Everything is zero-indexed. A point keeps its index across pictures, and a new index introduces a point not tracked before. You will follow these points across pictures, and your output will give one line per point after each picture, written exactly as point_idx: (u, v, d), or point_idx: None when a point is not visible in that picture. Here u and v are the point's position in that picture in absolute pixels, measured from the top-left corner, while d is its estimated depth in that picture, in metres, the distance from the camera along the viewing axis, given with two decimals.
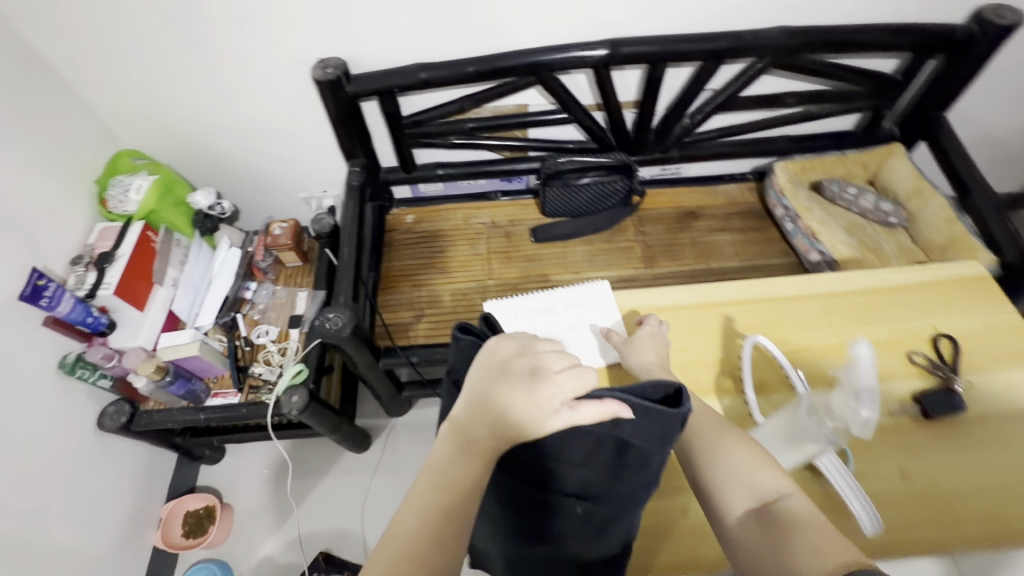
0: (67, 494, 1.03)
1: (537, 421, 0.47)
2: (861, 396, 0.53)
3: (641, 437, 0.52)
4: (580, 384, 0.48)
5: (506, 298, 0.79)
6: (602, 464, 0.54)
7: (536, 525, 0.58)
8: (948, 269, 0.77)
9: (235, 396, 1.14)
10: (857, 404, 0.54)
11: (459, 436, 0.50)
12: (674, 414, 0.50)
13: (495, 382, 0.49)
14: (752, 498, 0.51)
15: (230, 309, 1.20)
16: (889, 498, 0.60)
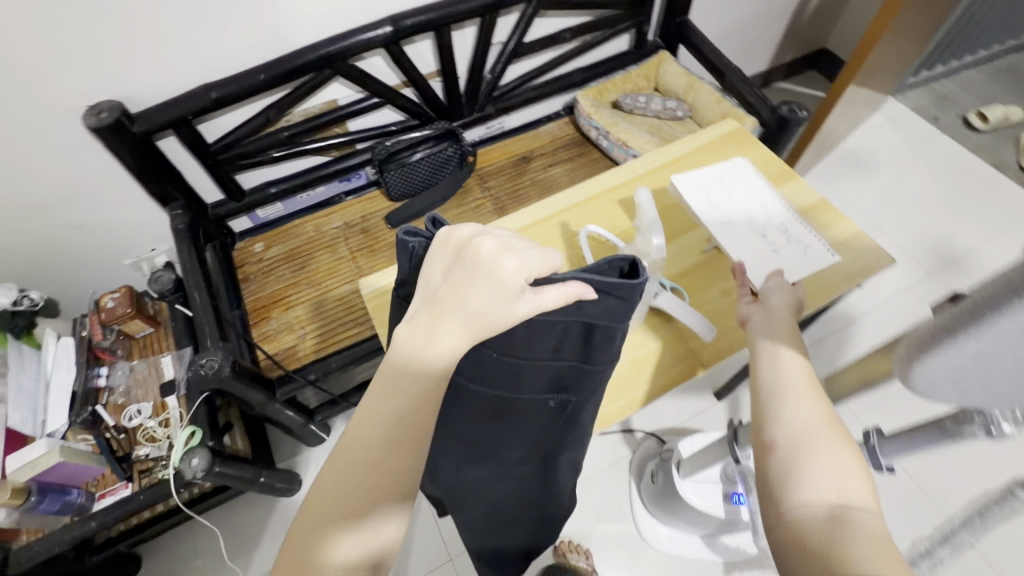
0: None
1: (501, 306, 0.48)
2: (652, 227, 0.68)
3: (602, 314, 0.53)
4: (546, 263, 0.50)
5: (707, 174, 0.84)
6: (568, 350, 0.56)
7: (495, 435, 0.61)
8: (714, 130, 0.95)
9: (127, 487, 1.03)
10: (651, 235, 0.69)
11: (414, 339, 0.49)
12: (632, 283, 0.51)
13: (455, 267, 0.50)
14: (835, 494, 0.43)
15: (85, 404, 1.07)
16: (718, 314, 0.75)
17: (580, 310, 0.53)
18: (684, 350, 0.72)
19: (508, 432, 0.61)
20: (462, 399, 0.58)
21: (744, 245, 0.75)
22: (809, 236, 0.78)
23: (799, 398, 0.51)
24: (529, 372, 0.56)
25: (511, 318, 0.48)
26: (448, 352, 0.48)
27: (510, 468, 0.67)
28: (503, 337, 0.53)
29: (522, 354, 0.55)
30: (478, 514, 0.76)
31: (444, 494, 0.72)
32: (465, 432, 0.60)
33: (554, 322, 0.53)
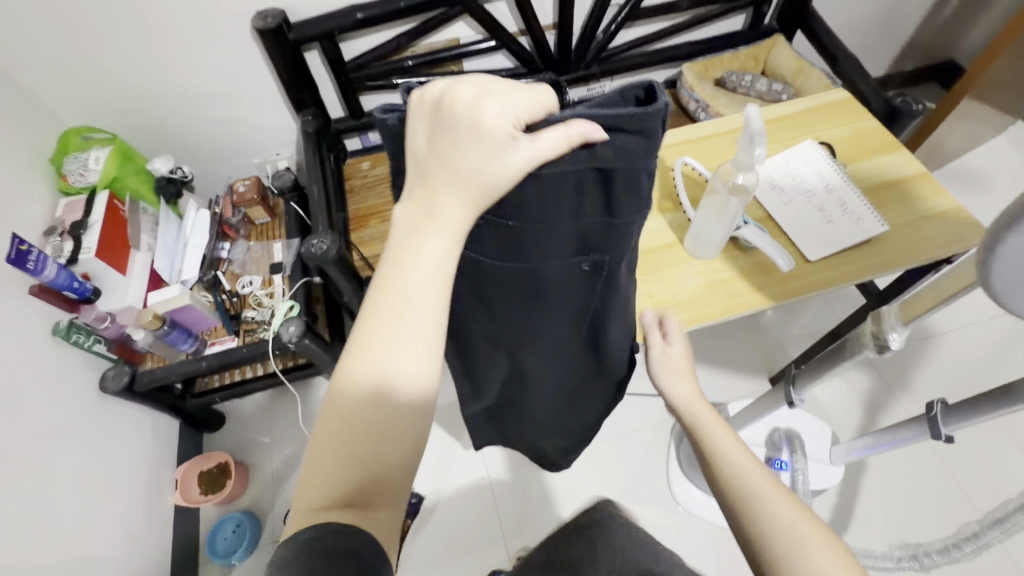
0: (83, 456, 1.06)
1: (494, 164, 0.42)
2: (754, 138, 0.62)
3: (621, 156, 0.42)
4: (535, 104, 0.42)
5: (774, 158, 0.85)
6: (593, 206, 0.46)
7: (527, 312, 0.58)
8: (824, 97, 0.96)
9: (232, 340, 1.20)
10: (752, 146, 0.63)
11: (418, 214, 0.46)
12: (641, 116, 0.40)
13: (436, 129, 0.43)
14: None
15: (210, 268, 1.24)
16: (800, 254, 0.77)
17: (593, 156, 0.42)
18: (756, 281, 0.76)
19: (546, 308, 0.58)
20: (475, 275, 0.53)
21: (803, 223, 0.79)
22: (862, 204, 0.79)
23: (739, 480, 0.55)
24: (548, 242, 0.48)
25: (509, 174, 0.41)
26: (454, 225, 0.45)
27: (564, 342, 0.66)
28: (511, 200, 0.45)
29: (535, 221, 0.46)
30: (549, 393, 0.80)
31: (511, 379, 0.77)
32: (498, 311, 0.58)
33: (568, 175, 0.43)
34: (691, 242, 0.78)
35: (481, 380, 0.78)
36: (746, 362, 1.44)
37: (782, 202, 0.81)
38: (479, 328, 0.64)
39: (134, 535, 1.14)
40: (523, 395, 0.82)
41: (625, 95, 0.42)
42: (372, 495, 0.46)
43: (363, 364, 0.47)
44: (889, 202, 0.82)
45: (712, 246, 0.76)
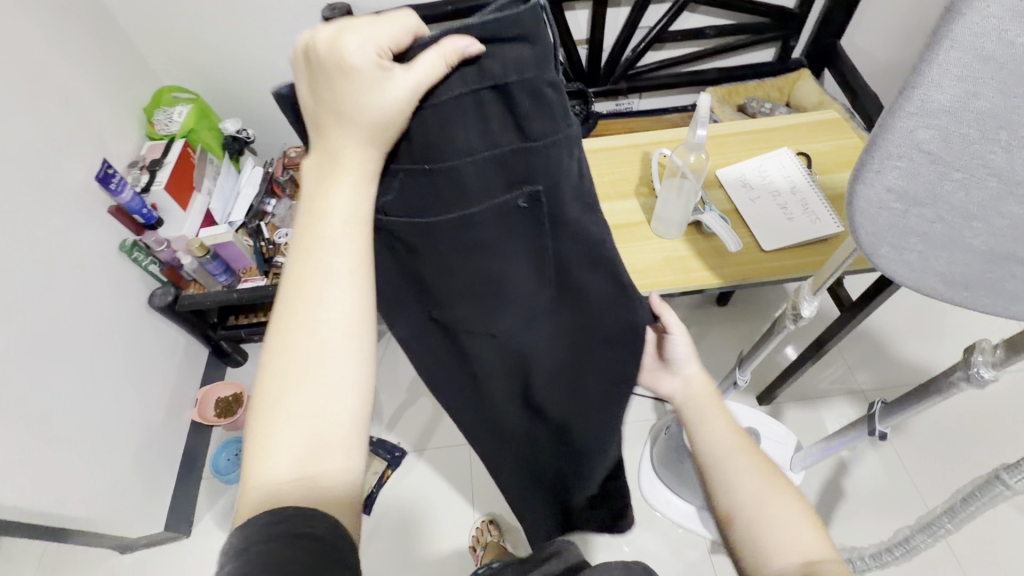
0: (124, 356, 1.25)
1: (377, 93, 0.41)
2: (699, 122, 0.72)
3: (511, 69, 0.41)
4: (401, 30, 0.42)
5: (747, 161, 0.93)
6: (501, 126, 0.44)
7: (485, 269, 0.52)
8: (814, 116, 1.02)
9: (262, 280, 1.36)
10: (696, 129, 0.74)
11: (317, 176, 0.45)
12: (519, 15, 0.40)
13: (316, 84, 0.43)
14: (798, 559, 0.53)
15: (255, 218, 1.42)
16: (756, 244, 0.84)
17: (479, 74, 0.41)
18: (710, 262, 0.83)
19: (500, 267, 0.52)
20: (417, 242, 0.49)
21: (764, 219, 0.86)
22: (823, 207, 0.85)
23: (732, 463, 0.61)
24: (472, 174, 0.45)
25: (395, 100, 0.41)
26: (356, 165, 0.43)
27: (538, 314, 0.58)
28: (414, 133, 0.44)
29: (454, 155, 0.44)
30: (558, 392, 0.70)
31: (512, 389, 0.69)
32: (448, 279, 0.52)
33: (461, 97, 0.42)
34: (656, 222, 0.86)
35: (480, 403, 0.71)
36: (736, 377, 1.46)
37: (750, 199, 0.88)
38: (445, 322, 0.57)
39: (151, 436, 1.31)
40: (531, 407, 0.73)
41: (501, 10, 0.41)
42: (322, 467, 0.41)
43: (291, 329, 0.43)
44: None
45: (674, 225, 0.84)
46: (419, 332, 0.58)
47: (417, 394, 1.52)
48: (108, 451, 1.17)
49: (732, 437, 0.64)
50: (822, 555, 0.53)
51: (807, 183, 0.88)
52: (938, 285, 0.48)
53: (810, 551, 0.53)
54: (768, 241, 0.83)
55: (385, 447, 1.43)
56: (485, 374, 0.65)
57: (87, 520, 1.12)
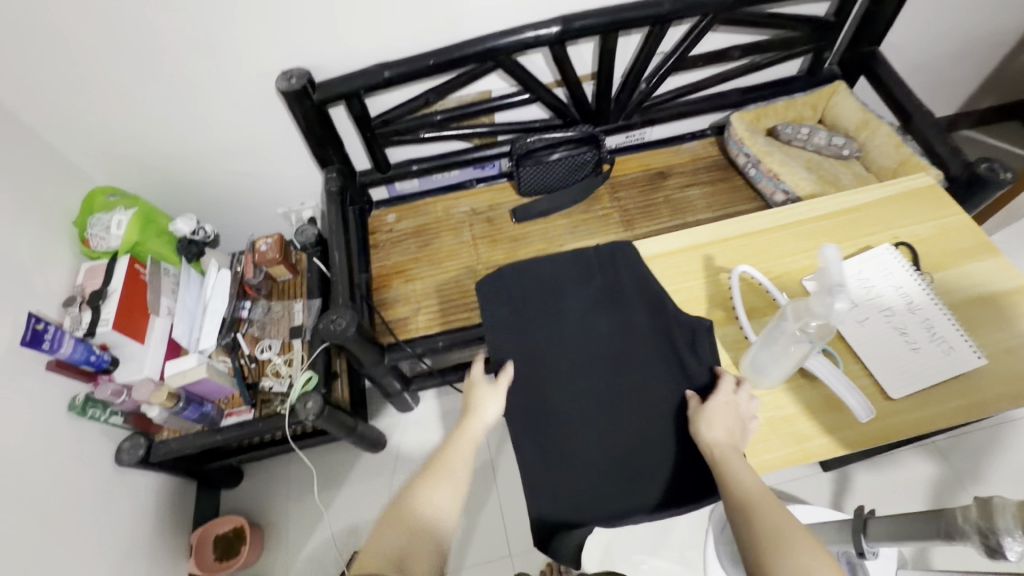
0: (97, 534, 1.03)
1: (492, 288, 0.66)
2: (835, 291, 0.54)
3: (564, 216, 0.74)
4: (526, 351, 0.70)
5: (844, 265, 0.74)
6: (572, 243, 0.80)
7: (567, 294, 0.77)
8: (903, 183, 0.84)
9: (249, 412, 1.16)
10: (831, 299, 0.55)
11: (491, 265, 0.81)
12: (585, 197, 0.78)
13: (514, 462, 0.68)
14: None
15: (230, 330, 1.20)
16: (877, 391, 0.67)
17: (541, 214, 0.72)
18: (825, 420, 0.65)
19: (574, 284, 0.78)
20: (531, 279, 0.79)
21: (885, 356, 0.68)
22: (953, 329, 0.68)
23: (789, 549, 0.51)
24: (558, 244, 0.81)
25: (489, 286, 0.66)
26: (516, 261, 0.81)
27: (594, 310, 0.77)
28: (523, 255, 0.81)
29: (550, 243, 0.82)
30: (638, 422, 0.71)
31: (590, 415, 0.72)
32: (543, 301, 0.77)
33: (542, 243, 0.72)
34: (748, 370, 0.68)
35: (558, 442, 0.72)
36: None
37: (856, 320, 0.71)
38: (530, 336, 0.76)
39: None
40: (614, 446, 0.71)
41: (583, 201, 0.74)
42: None
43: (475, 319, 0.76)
44: (986, 323, 0.70)
45: (775, 376, 0.66)
46: (515, 358, 0.75)
47: None
48: None
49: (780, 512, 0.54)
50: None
51: (931, 299, 0.70)
52: None
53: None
54: (892, 386, 0.66)
55: None
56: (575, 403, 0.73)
57: None
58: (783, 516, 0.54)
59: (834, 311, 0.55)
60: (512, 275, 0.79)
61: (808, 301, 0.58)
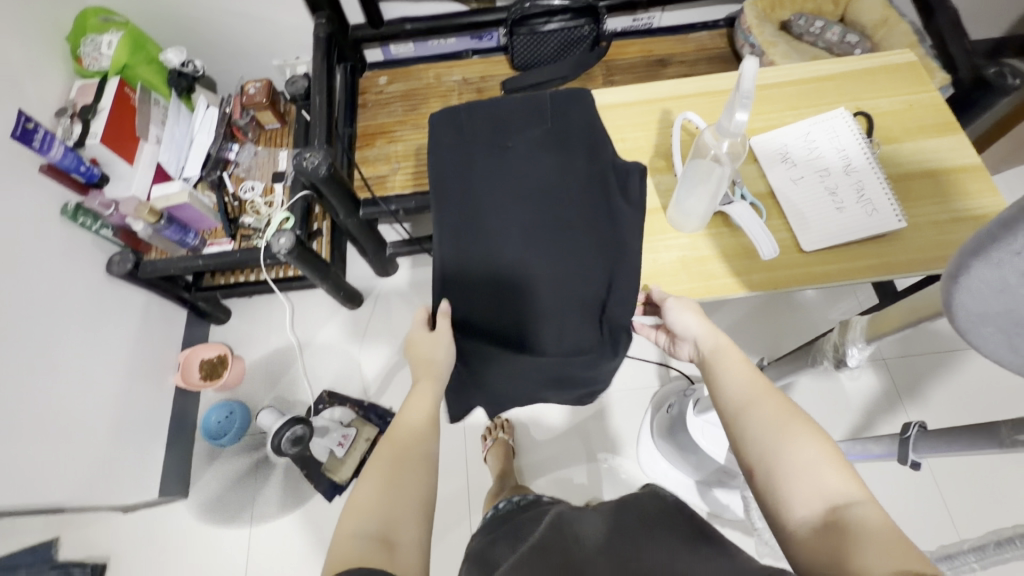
0: (86, 332, 1.15)
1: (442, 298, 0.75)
2: (739, 100, 0.55)
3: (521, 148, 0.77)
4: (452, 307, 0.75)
5: (789, 127, 0.74)
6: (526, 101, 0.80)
7: (519, 144, 0.79)
8: (884, 58, 0.81)
9: (229, 244, 1.23)
10: (734, 108, 0.57)
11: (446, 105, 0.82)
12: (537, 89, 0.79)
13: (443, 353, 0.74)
14: (821, 501, 0.47)
15: (215, 168, 1.26)
16: (791, 244, 0.69)
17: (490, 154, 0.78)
18: (735, 265, 0.69)
19: (526, 135, 0.79)
20: (485, 125, 0.80)
21: (810, 211, 0.69)
22: (883, 192, 0.68)
23: (790, 439, 0.52)
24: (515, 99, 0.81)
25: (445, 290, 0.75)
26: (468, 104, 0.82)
27: (536, 149, 0.78)
28: (480, 109, 0.81)
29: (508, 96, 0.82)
30: (562, 253, 0.75)
31: (517, 243, 0.76)
32: (496, 148, 0.79)
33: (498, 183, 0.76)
34: (673, 215, 0.71)
35: (484, 265, 0.76)
36: (746, 343, 1.36)
37: (790, 179, 0.71)
38: (470, 166, 0.79)
39: (131, 409, 1.25)
40: (537, 272, 0.75)
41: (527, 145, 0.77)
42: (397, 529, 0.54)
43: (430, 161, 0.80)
44: (926, 192, 0.70)
45: (695, 218, 0.69)
46: (454, 190, 0.78)
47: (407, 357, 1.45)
48: (81, 431, 1.12)
49: (779, 407, 0.55)
50: (852, 497, 0.47)
51: (870, 164, 0.70)
52: (1001, 351, 0.37)
53: (837, 496, 0.47)
54: (809, 238, 0.68)
55: (376, 413, 1.38)
56: (508, 240, 0.76)
57: (72, 497, 1.10)
58: (782, 411, 0.54)
59: (738, 122, 0.57)
60: (462, 114, 0.80)
61: (719, 120, 0.60)
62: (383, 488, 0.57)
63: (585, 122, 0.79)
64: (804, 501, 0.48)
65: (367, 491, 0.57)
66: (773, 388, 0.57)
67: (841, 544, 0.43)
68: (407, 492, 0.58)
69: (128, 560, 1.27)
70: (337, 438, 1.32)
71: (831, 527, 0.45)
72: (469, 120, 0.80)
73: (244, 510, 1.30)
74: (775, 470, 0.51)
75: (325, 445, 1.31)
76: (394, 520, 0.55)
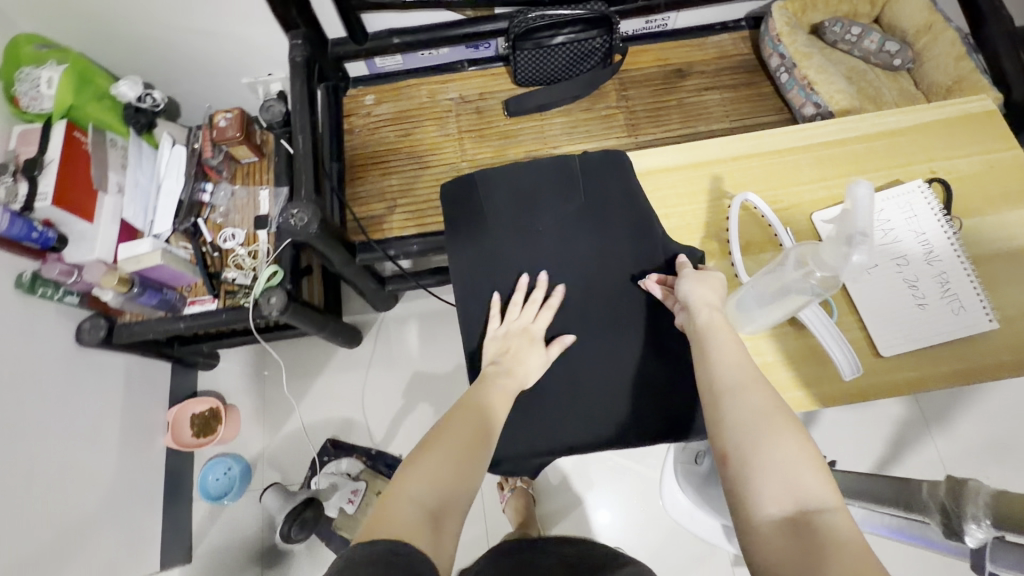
0: (62, 412, 1.04)
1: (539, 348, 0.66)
2: (856, 240, 0.46)
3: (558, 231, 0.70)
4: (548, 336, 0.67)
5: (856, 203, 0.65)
6: (559, 171, 0.71)
7: (550, 217, 0.70)
8: (957, 105, 0.71)
9: (213, 302, 1.11)
10: (848, 249, 0.47)
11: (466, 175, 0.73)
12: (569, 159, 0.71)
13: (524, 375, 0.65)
14: (791, 499, 0.44)
15: (189, 215, 1.13)
16: (864, 348, 0.61)
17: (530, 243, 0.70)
18: (804, 373, 0.60)
19: (557, 210, 0.70)
20: (514, 199, 0.71)
21: (887, 310, 0.61)
22: (971, 285, 0.60)
23: (771, 432, 0.48)
24: (546, 166, 0.72)
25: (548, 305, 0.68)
26: (490, 174, 0.72)
27: (567, 225, 0.70)
28: (505, 179, 0.72)
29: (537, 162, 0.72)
30: (605, 345, 0.68)
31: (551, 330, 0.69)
32: (525, 223, 0.71)
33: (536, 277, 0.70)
34: (731, 313, 0.60)
35: None
36: None
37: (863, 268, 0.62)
38: (498, 250, 0.71)
39: (121, 481, 1.16)
40: (578, 368, 0.68)
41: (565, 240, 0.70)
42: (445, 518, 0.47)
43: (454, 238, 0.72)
44: (1016, 280, 0.62)
45: (760, 324, 0.59)
46: (479, 273, 0.71)
47: (414, 400, 1.36)
48: (69, 520, 1.02)
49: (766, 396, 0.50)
50: (823, 503, 0.43)
51: (955, 250, 0.61)
52: None
53: (809, 498, 0.43)
54: (886, 342, 0.60)
55: (385, 462, 1.31)
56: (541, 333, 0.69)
57: None
58: (771, 403, 0.50)
59: (849, 263, 0.48)
60: (484, 185, 0.72)
61: (818, 246, 0.50)
62: (425, 481, 0.49)
63: (626, 197, 0.69)
64: (773, 499, 0.44)
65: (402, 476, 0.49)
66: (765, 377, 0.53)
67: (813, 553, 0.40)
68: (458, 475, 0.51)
69: None
70: (347, 495, 1.26)
71: (797, 532, 0.42)
72: (494, 192, 0.71)
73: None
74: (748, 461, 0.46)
75: (336, 504, 1.25)
76: (447, 504, 0.48)
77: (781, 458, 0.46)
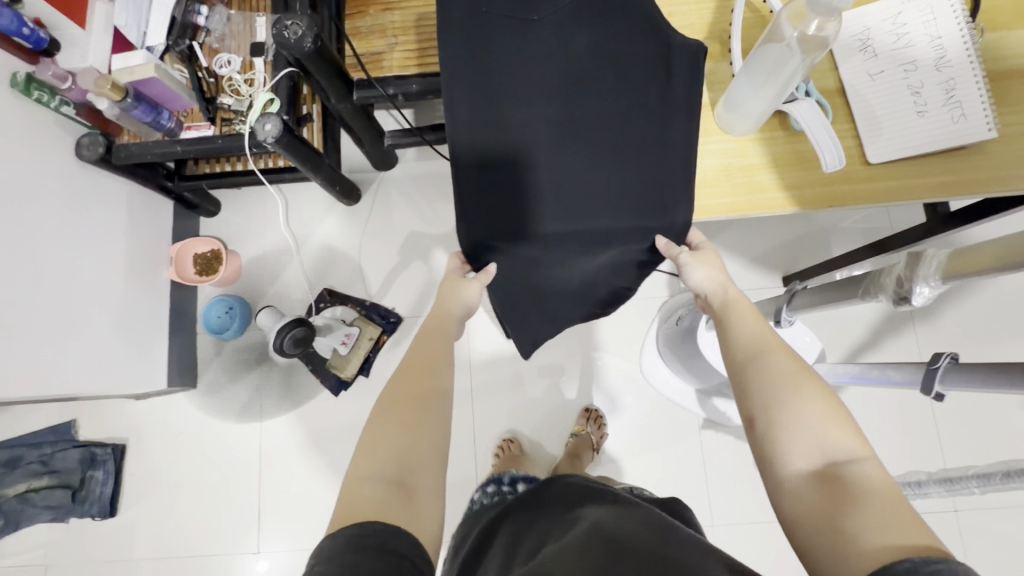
0: (67, 224, 1.07)
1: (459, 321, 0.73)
2: None
3: (561, 20, 0.61)
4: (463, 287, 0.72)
5: (873, 5, 0.61)
6: None
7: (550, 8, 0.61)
8: None
9: (209, 128, 1.11)
10: None
11: None
12: None
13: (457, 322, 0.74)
14: (819, 456, 0.49)
15: (183, 36, 1.08)
16: (855, 155, 0.60)
17: (531, 34, 0.61)
18: (788, 176, 0.61)
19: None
20: None
21: (884, 114, 0.59)
22: (977, 93, 0.57)
23: (792, 395, 0.52)
24: None
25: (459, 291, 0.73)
26: None
27: (568, 19, 0.61)
28: None
29: None
30: (601, 160, 0.62)
31: (550, 140, 0.62)
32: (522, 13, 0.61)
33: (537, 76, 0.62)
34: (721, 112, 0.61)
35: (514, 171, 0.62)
36: (764, 256, 1.30)
37: (868, 73, 0.60)
38: (485, 51, 0.61)
39: (128, 302, 1.22)
40: (568, 172, 0.62)
41: (570, 32, 0.62)
42: (410, 482, 0.57)
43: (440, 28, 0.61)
44: None
45: (750, 120, 0.59)
46: (473, 71, 0.61)
47: (410, 258, 1.39)
48: (78, 326, 1.09)
49: (787, 362, 0.55)
50: (852, 456, 0.48)
51: (970, 56, 0.58)
52: None
53: (837, 451, 0.48)
54: (876, 149, 0.59)
55: (378, 313, 1.36)
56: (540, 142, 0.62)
57: (81, 388, 1.11)
58: (791, 364, 0.55)
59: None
60: None
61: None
62: (382, 458, 0.58)
63: None
64: (801, 455, 0.49)
65: (367, 461, 0.58)
66: (783, 341, 0.58)
67: (844, 502, 0.45)
68: (416, 438, 0.61)
69: (146, 440, 1.34)
70: (340, 337, 1.31)
71: (830, 482, 0.47)
72: None
73: (239, 410, 1.34)
74: (770, 420, 0.52)
75: (328, 343, 1.31)
76: (407, 468, 0.58)
77: (806, 419, 0.51)
